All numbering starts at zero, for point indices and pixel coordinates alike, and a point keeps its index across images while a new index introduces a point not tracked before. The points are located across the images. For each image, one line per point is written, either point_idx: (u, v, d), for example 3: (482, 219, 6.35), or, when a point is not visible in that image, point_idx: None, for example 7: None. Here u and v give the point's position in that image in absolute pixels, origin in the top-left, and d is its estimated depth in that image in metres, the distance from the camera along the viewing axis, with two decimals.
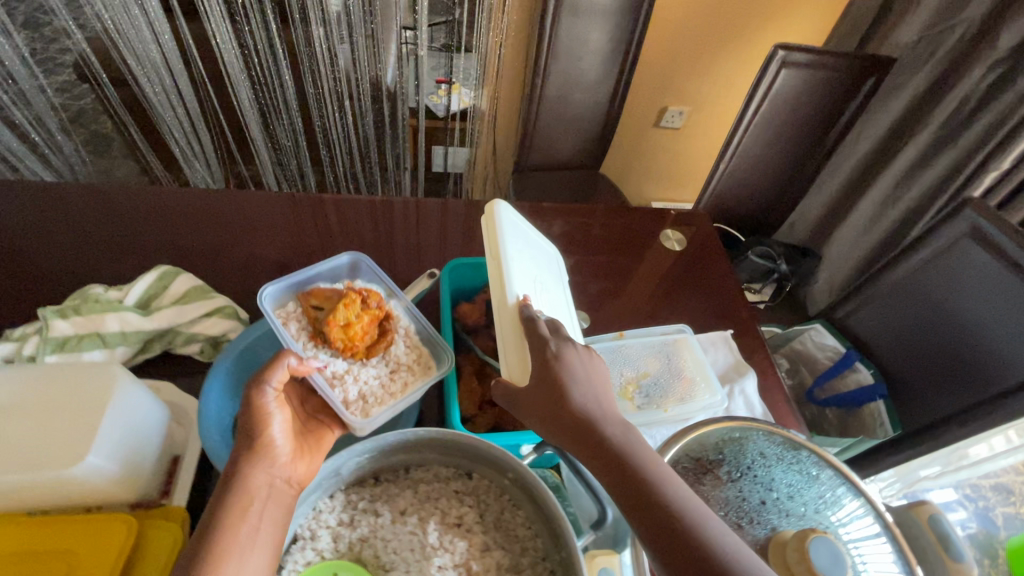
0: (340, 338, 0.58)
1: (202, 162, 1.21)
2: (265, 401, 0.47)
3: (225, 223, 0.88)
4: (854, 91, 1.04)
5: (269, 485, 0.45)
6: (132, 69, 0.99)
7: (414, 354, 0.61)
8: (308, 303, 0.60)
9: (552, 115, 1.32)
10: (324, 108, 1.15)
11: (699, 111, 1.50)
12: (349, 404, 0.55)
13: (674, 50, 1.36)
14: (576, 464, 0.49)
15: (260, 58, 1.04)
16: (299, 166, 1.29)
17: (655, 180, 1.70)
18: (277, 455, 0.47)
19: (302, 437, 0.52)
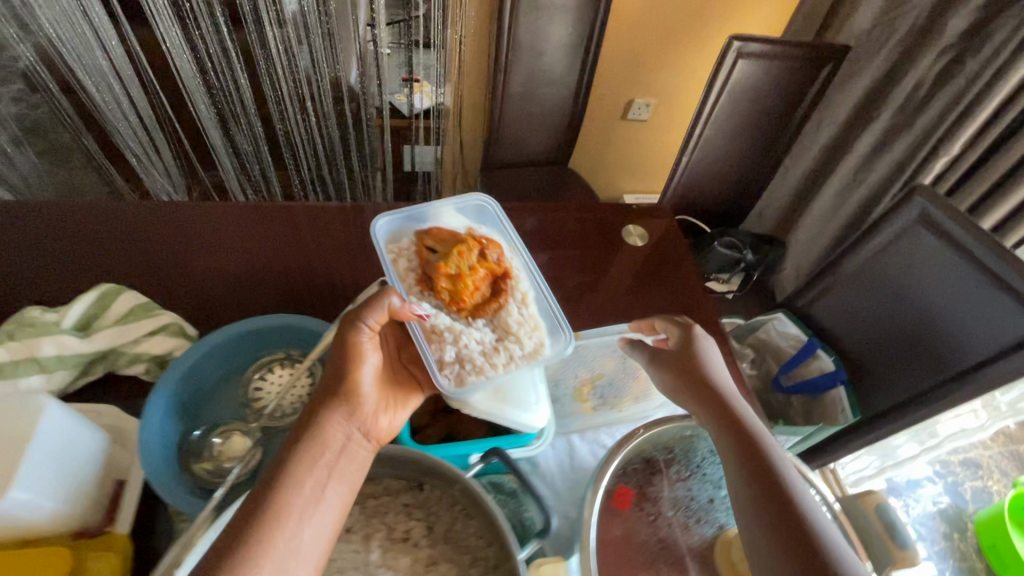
0: (448, 288, 0.58)
1: (162, 171, 1.17)
2: (360, 340, 0.52)
3: None
4: (811, 78, 1.04)
5: (345, 438, 0.49)
6: (82, 80, 0.94)
7: (526, 326, 0.59)
8: (424, 244, 0.62)
9: (517, 111, 1.31)
10: (285, 109, 1.10)
11: (666, 102, 1.50)
12: (444, 366, 0.55)
13: (638, 42, 1.35)
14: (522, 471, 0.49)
15: (212, 61, 1.00)
16: (263, 171, 1.25)
17: (626, 173, 1.69)
18: (362, 401, 0.51)
19: (392, 388, 0.55)
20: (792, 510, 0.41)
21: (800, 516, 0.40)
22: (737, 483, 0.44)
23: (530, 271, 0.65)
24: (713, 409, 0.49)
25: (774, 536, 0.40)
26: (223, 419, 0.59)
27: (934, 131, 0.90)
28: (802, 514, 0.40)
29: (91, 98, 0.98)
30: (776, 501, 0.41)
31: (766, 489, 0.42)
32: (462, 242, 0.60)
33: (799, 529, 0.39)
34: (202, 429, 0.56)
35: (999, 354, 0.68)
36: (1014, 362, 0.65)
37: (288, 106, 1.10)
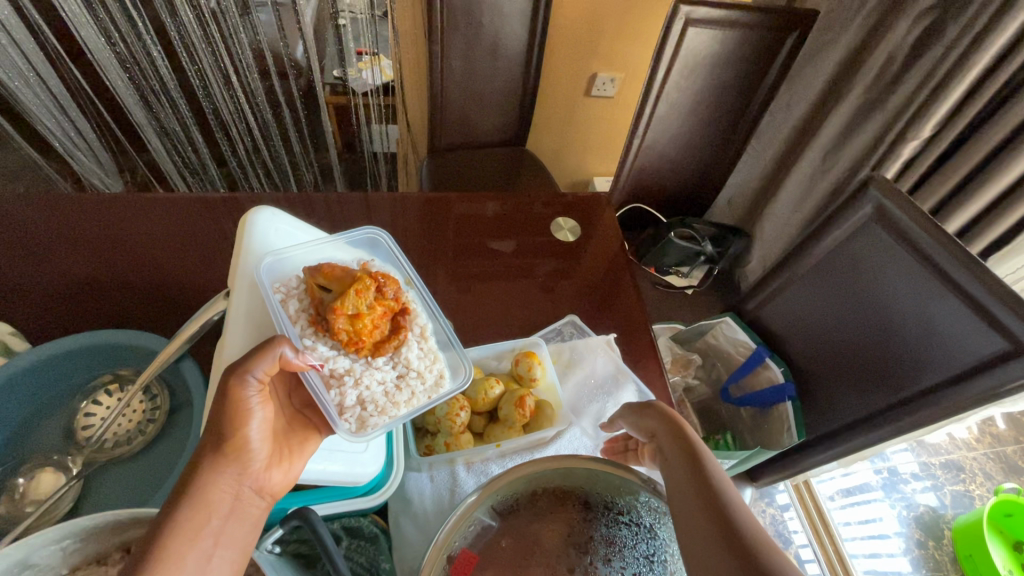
0: (345, 330, 0.47)
1: (89, 153, 1.05)
2: (245, 394, 0.41)
3: (32, 226, 0.74)
4: (773, 51, 0.92)
5: (234, 496, 0.41)
6: None
7: (427, 360, 0.51)
8: (313, 280, 0.48)
9: (464, 86, 1.20)
10: (213, 93, 0.98)
11: (633, 76, 1.38)
12: (344, 411, 0.47)
13: (598, 9, 1.22)
14: (323, 537, 0.37)
15: (124, 38, 0.84)
16: (199, 158, 1.12)
17: (593, 153, 1.58)
18: (249, 461, 0.42)
19: (285, 438, 0.47)
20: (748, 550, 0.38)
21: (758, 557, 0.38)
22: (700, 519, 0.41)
23: (429, 305, 0.56)
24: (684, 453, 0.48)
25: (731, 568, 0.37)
26: (32, 454, 0.51)
27: (909, 109, 0.79)
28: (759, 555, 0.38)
29: None
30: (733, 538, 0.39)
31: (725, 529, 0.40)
32: (358, 278, 0.48)
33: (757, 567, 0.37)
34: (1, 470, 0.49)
35: (951, 380, 0.59)
36: (969, 387, 0.57)
37: (213, 86, 0.97)
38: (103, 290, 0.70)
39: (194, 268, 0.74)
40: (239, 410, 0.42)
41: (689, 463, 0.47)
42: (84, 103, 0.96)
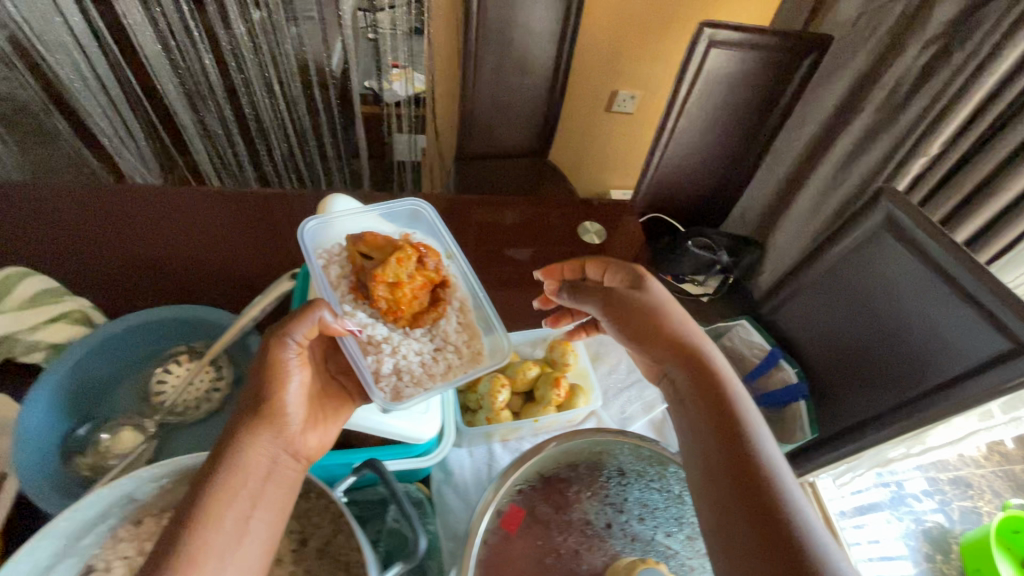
0: (386, 298, 0.55)
1: (136, 155, 1.13)
2: (284, 356, 0.47)
3: (100, 217, 0.82)
4: (791, 71, 0.98)
5: (272, 459, 0.44)
6: (47, 59, 0.91)
7: (463, 336, 0.57)
8: (355, 248, 0.57)
9: (491, 99, 1.27)
10: (255, 96, 1.05)
11: (652, 94, 1.44)
12: (380, 378, 0.51)
13: (620, 30, 1.29)
14: (393, 485, 0.42)
15: (176, 40, 0.93)
16: (237, 160, 1.18)
17: (610, 168, 1.64)
18: (287, 424, 0.46)
19: (320, 404, 0.50)
20: (764, 483, 0.39)
21: (772, 489, 0.39)
22: (716, 455, 0.42)
23: (467, 278, 0.62)
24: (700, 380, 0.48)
25: (743, 502, 0.39)
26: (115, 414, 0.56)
27: (915, 128, 0.84)
28: (774, 487, 0.39)
29: (57, 78, 0.95)
30: (748, 473, 0.40)
31: (740, 462, 0.41)
32: (398, 249, 0.56)
33: (772, 501, 0.38)
34: (89, 426, 0.54)
35: (954, 379, 0.63)
36: (973, 386, 0.60)
37: (257, 93, 1.04)
38: (168, 274, 0.77)
39: (249, 262, 0.81)
40: (278, 373, 0.46)
41: (705, 392, 0.47)
42: (138, 106, 1.03)
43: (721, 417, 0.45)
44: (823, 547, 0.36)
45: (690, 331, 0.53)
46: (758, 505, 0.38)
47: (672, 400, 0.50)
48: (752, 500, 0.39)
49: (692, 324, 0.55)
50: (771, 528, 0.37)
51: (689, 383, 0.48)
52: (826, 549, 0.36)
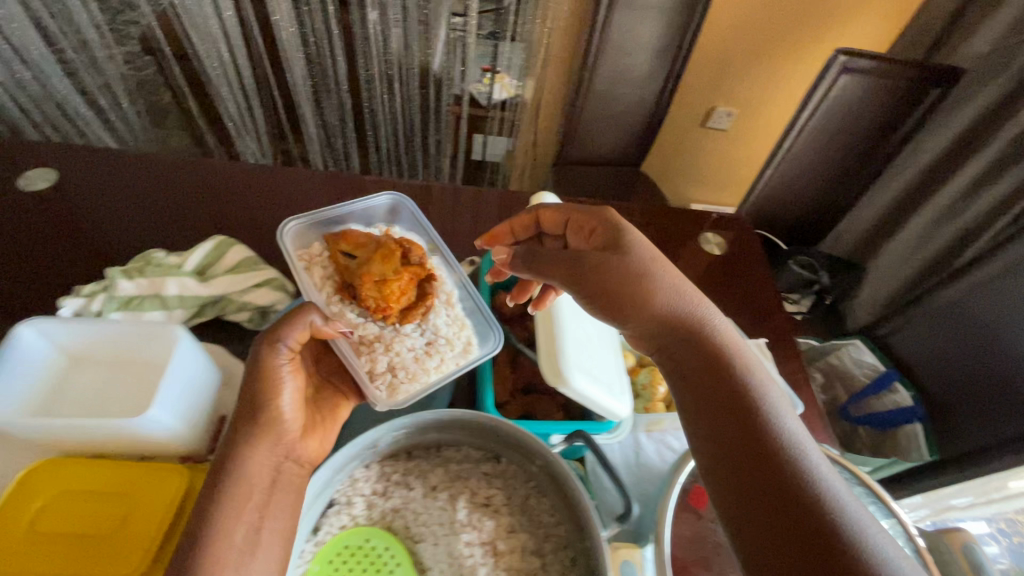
0: (375, 297, 0.54)
1: (253, 135, 1.25)
2: (276, 362, 0.46)
3: (259, 191, 0.88)
4: (916, 97, 1.01)
5: (277, 467, 0.45)
6: (194, 45, 1.05)
7: (454, 326, 0.57)
8: (336, 247, 0.57)
9: (593, 108, 1.31)
10: (374, 90, 1.14)
11: (748, 114, 1.44)
12: (375, 377, 0.53)
13: (727, 50, 1.31)
14: (606, 458, 0.49)
15: (316, 37, 1.05)
16: (344, 145, 1.28)
17: (695, 183, 1.62)
18: (286, 430, 0.46)
19: (314, 408, 0.51)
20: (778, 460, 0.38)
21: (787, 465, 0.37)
22: (727, 433, 0.40)
23: (451, 269, 0.63)
24: (707, 350, 0.45)
25: (757, 481, 0.37)
26: None
27: None
28: (789, 462, 0.37)
29: (199, 61, 1.08)
30: (762, 452, 0.38)
31: (752, 439, 0.39)
32: (383, 248, 0.56)
33: (787, 480, 0.37)
34: None
35: None
36: None
37: (378, 86, 1.13)
38: None
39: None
40: (271, 380, 0.45)
41: (709, 366, 0.44)
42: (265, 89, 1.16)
43: (739, 410, 0.41)
44: (862, 536, 0.34)
45: (682, 297, 0.48)
46: (773, 483, 0.37)
47: (670, 375, 0.47)
48: (776, 503, 0.36)
49: (681, 279, 0.50)
50: (790, 512, 0.35)
51: (693, 356, 0.45)
52: (843, 522, 0.35)
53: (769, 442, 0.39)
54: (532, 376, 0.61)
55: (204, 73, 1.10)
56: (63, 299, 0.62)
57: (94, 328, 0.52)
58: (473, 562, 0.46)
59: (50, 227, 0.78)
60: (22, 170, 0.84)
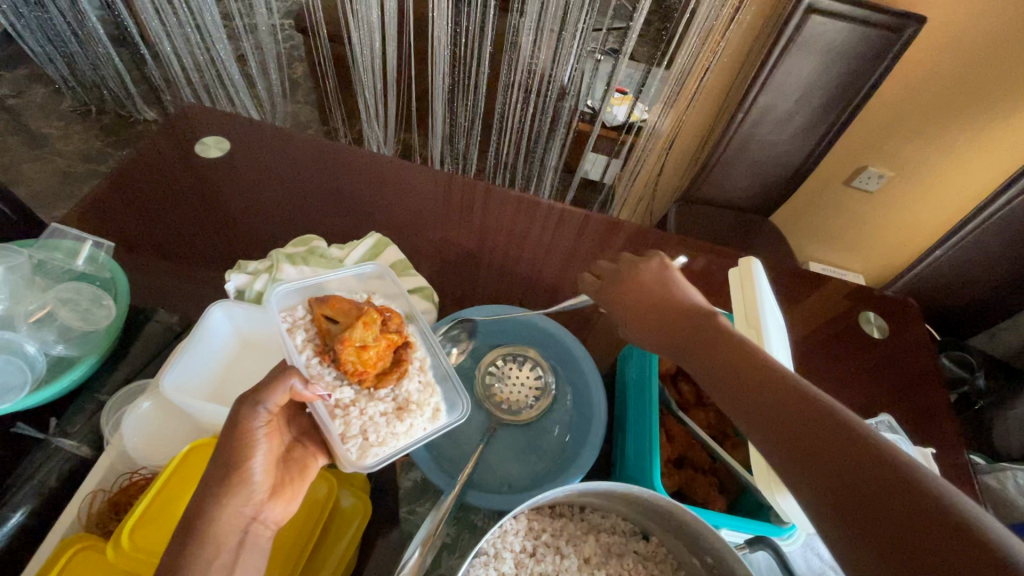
0: (351, 360, 0.49)
1: (381, 124, 1.28)
2: (254, 424, 0.41)
3: (396, 188, 0.87)
4: None
5: (243, 528, 0.41)
6: (351, 30, 1.08)
7: (426, 393, 0.51)
8: (319, 311, 0.51)
9: (735, 149, 1.22)
10: (509, 97, 1.11)
11: (904, 180, 1.28)
12: (346, 439, 0.47)
13: (897, 110, 1.17)
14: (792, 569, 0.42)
15: (467, 38, 1.04)
16: (465, 147, 1.27)
17: (823, 242, 1.48)
18: (253, 493, 0.41)
19: (284, 466, 0.45)
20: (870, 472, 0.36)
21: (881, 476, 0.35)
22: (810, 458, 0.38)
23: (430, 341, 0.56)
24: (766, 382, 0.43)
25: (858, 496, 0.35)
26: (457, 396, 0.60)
27: None
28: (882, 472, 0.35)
29: (351, 45, 1.12)
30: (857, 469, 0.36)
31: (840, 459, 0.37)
32: (365, 311, 0.51)
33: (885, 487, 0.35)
34: None
35: None
36: None
37: (514, 95, 1.09)
38: (450, 263, 0.82)
39: (514, 267, 0.83)
40: (244, 442, 0.41)
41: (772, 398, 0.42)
42: (405, 80, 1.18)
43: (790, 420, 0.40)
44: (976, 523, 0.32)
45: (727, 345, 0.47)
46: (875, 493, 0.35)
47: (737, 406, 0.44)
48: (811, 444, 0.39)
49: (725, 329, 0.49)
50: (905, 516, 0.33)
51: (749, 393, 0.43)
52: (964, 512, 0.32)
53: (783, 389, 0.42)
54: (685, 449, 0.56)
55: (354, 60, 1.14)
56: (229, 271, 0.63)
57: (250, 312, 0.53)
58: None
59: (209, 197, 0.82)
60: (193, 133, 0.88)
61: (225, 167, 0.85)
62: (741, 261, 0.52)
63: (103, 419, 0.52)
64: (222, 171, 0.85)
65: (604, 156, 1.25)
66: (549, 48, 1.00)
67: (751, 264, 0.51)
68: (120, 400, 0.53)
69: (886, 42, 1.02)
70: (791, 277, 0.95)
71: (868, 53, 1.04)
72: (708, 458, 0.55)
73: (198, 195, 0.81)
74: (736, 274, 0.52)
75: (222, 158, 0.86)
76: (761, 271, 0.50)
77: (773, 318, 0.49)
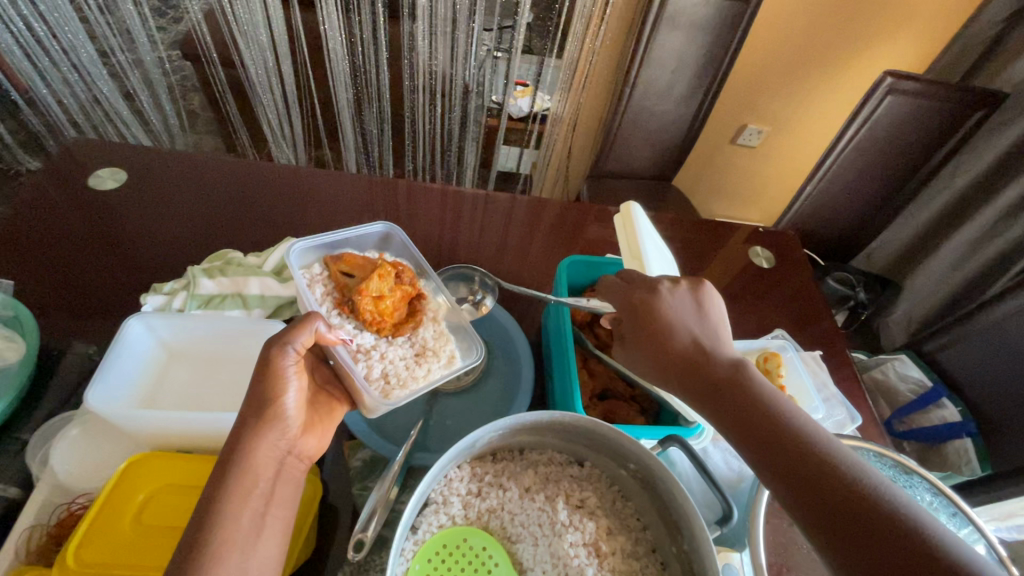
0: (370, 310, 0.55)
1: (290, 142, 1.27)
2: (283, 363, 0.47)
3: (311, 196, 0.88)
4: (960, 121, 1.04)
5: (281, 459, 0.47)
6: (243, 52, 1.06)
7: (441, 340, 0.56)
8: (336, 267, 0.60)
9: (632, 123, 1.32)
10: (415, 100, 1.14)
11: (780, 132, 1.44)
12: (369, 382, 0.52)
13: (764, 71, 1.32)
14: (700, 458, 0.49)
15: (364, 47, 1.06)
16: (380, 154, 1.28)
17: (723, 199, 1.62)
18: (288, 426, 0.47)
19: (313, 408, 0.52)
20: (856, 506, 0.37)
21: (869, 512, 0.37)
22: (797, 488, 0.40)
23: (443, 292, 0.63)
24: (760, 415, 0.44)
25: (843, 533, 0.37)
26: None
27: None
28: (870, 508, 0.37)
29: (246, 68, 1.10)
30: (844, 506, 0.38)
31: (827, 493, 0.39)
32: (380, 266, 0.58)
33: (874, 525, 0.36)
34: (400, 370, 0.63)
35: None
36: None
37: (418, 95, 1.12)
38: None
39: (441, 253, 0.87)
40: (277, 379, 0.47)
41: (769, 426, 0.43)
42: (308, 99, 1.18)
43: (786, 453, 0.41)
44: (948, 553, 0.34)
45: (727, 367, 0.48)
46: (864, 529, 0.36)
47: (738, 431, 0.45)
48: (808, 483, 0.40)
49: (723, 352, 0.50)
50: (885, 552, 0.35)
51: (746, 423, 0.44)
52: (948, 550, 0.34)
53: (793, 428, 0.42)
54: (607, 382, 0.62)
55: (251, 82, 1.12)
56: (143, 295, 0.63)
57: (175, 321, 0.55)
58: (576, 561, 0.47)
59: (114, 230, 0.79)
60: (83, 173, 0.85)
61: (123, 200, 0.83)
62: (622, 207, 0.61)
63: (28, 456, 0.51)
64: (123, 204, 0.82)
65: (517, 146, 1.31)
66: (445, 49, 1.05)
67: (631, 209, 0.60)
68: (46, 434, 0.52)
69: (740, 10, 1.15)
70: (694, 228, 1.06)
71: (729, 21, 1.16)
72: (628, 387, 0.62)
73: (100, 229, 0.79)
74: (620, 218, 0.61)
75: (120, 191, 0.84)
76: (637, 211, 0.59)
77: (656, 251, 0.59)
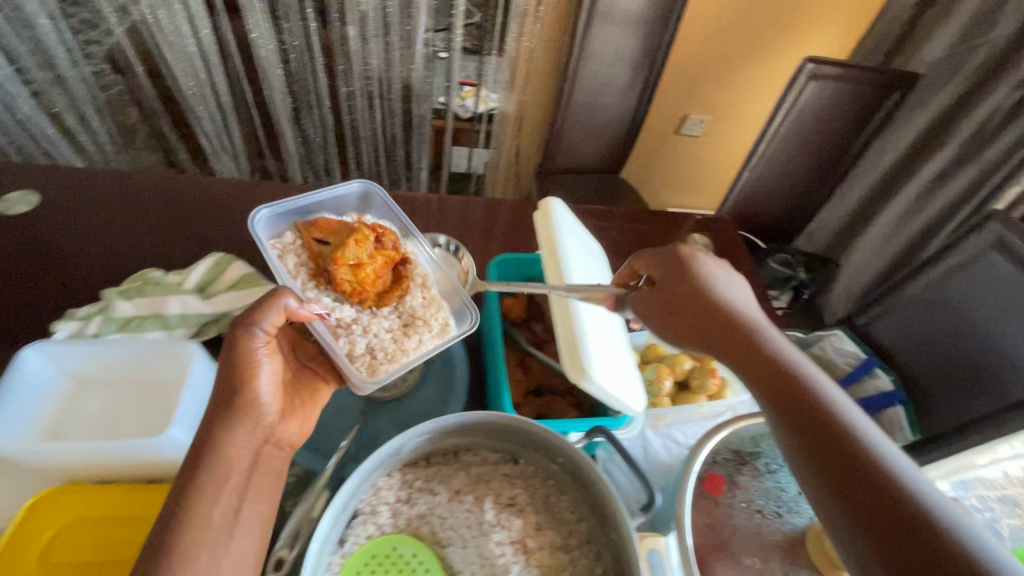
0: (349, 281, 0.54)
1: (231, 154, 1.22)
2: (254, 347, 0.47)
3: (244, 207, 0.86)
4: (880, 102, 1.10)
5: (258, 448, 0.47)
6: (169, 64, 1.01)
7: (431, 308, 0.56)
8: (310, 234, 0.57)
9: (577, 117, 1.33)
10: (355, 105, 1.12)
11: (722, 120, 1.47)
12: (354, 358, 0.52)
13: (701, 61, 1.35)
14: (624, 448, 0.50)
15: (297, 54, 1.02)
16: (326, 162, 1.25)
17: (674, 188, 1.65)
18: (265, 412, 0.48)
19: (295, 392, 0.52)
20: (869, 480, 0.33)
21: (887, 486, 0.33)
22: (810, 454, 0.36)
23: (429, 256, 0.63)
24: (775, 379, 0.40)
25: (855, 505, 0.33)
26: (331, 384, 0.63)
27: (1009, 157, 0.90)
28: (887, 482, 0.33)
29: (175, 81, 1.05)
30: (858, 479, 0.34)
31: (844, 463, 0.35)
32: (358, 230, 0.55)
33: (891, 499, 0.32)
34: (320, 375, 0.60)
35: None
36: None
37: (358, 98, 1.11)
38: None
39: None
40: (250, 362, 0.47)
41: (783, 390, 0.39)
42: (245, 110, 1.14)
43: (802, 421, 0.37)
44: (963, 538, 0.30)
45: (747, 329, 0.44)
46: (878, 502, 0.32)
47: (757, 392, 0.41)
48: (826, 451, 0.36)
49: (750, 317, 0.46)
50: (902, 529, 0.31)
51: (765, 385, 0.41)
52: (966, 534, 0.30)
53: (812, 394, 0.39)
54: (543, 378, 0.63)
55: (182, 95, 1.07)
56: (54, 324, 0.60)
57: (79, 349, 0.52)
58: (505, 559, 0.47)
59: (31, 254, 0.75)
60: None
61: (38, 224, 0.79)
62: (541, 204, 0.63)
63: None
64: (40, 227, 0.78)
65: (467, 146, 1.30)
66: (380, 52, 1.03)
67: (549, 206, 0.62)
68: None
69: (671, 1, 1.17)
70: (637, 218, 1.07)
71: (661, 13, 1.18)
72: (564, 381, 0.63)
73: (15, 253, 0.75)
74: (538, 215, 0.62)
75: (37, 214, 0.80)
76: (553, 206, 0.61)
77: (573, 245, 0.60)
